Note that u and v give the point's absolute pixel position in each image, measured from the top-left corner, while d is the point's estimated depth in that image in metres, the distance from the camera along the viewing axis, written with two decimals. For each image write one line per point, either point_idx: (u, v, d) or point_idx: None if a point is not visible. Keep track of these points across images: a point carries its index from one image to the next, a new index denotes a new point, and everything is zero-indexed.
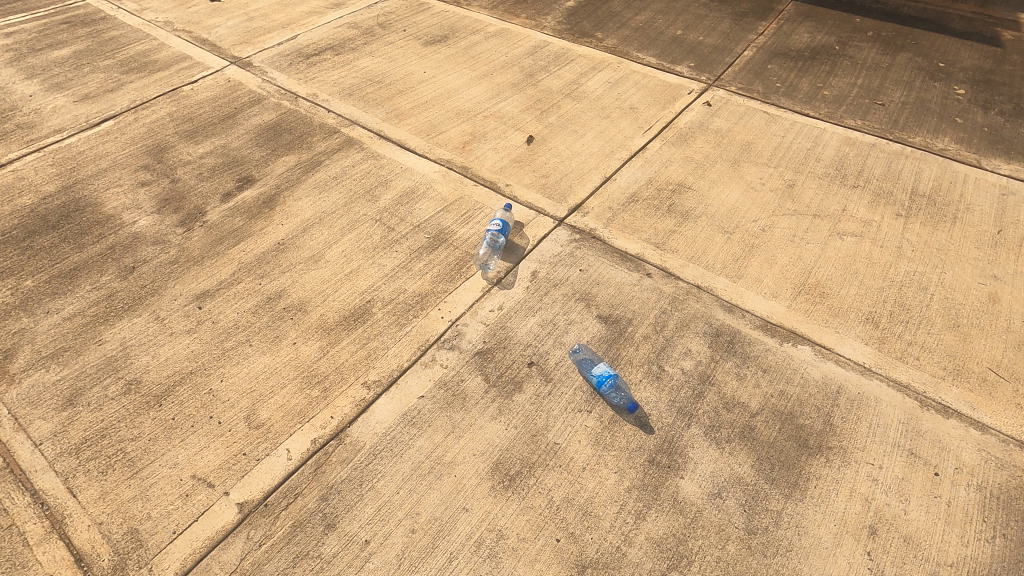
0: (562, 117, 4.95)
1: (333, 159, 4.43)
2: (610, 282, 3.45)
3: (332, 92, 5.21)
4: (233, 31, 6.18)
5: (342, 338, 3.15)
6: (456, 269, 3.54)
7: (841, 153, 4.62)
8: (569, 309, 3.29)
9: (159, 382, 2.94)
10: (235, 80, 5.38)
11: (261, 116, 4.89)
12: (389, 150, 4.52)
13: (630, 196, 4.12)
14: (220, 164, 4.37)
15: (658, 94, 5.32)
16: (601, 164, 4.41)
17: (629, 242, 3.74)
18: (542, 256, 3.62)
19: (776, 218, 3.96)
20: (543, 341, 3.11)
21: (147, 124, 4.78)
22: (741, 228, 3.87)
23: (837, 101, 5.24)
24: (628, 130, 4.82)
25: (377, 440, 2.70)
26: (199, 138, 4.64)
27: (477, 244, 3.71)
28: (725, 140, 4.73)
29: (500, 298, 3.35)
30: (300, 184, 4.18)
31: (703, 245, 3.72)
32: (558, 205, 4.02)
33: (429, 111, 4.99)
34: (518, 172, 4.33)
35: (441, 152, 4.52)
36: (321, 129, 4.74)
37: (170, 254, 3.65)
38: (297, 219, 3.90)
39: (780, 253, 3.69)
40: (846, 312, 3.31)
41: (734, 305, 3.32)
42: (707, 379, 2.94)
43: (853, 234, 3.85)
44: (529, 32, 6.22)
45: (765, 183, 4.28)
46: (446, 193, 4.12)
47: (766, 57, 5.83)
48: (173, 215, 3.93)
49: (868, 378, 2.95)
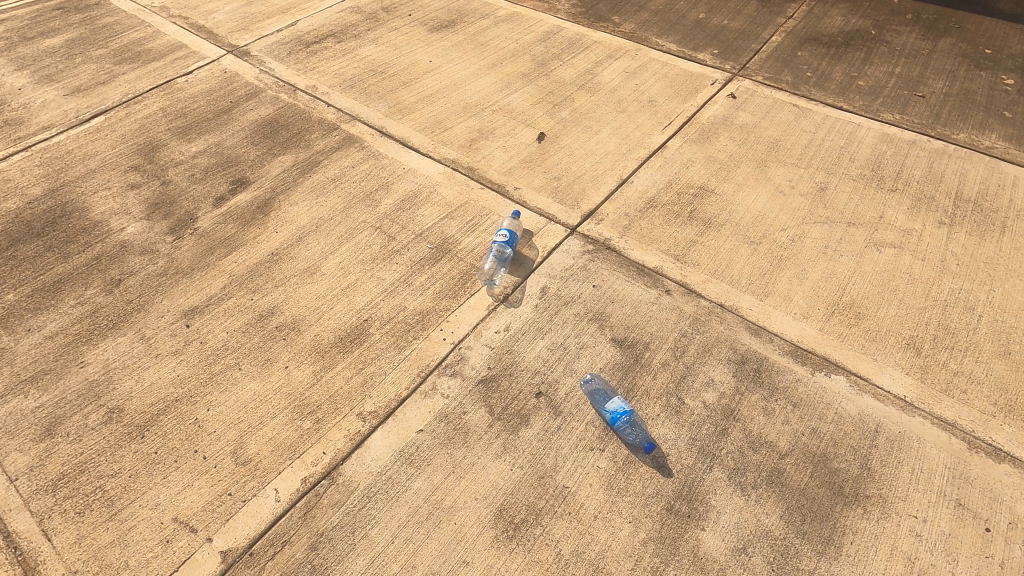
0: (575, 111, 4.64)
1: (332, 159, 4.17)
2: (626, 300, 3.19)
3: (332, 84, 4.93)
4: (230, 17, 5.89)
5: (337, 363, 2.95)
6: (461, 283, 3.30)
7: (878, 152, 4.28)
8: (581, 331, 3.04)
9: (143, 411, 2.77)
10: (232, 71, 5.12)
11: (257, 111, 4.64)
12: (391, 149, 4.25)
13: (648, 200, 3.83)
14: (213, 165, 4.14)
15: (679, 85, 4.97)
16: (617, 165, 4.11)
17: (647, 253, 3.47)
18: (552, 270, 3.36)
19: (807, 226, 3.66)
20: (552, 368, 2.88)
21: (138, 120, 4.54)
22: (769, 238, 3.58)
23: (873, 93, 4.86)
24: (646, 126, 4.50)
25: (372, 481, 2.51)
26: (192, 136, 4.40)
27: (483, 256, 3.46)
28: (751, 137, 4.40)
29: (507, 318, 3.11)
30: (296, 187, 3.94)
31: (726, 258, 3.44)
32: (570, 212, 3.75)
33: (433, 105, 4.70)
34: (528, 174, 4.05)
35: (446, 151, 4.25)
36: (319, 125, 4.48)
37: (157, 266, 3.44)
38: (293, 226, 3.67)
39: (811, 267, 3.39)
40: (885, 336, 3.03)
41: (761, 328, 3.05)
42: (730, 414, 2.69)
43: (891, 246, 3.54)
44: (542, 17, 5.86)
45: (794, 187, 3.96)
46: (450, 197, 3.86)
47: (795, 43, 5.43)
48: (162, 221, 3.72)
49: (910, 415, 2.69)
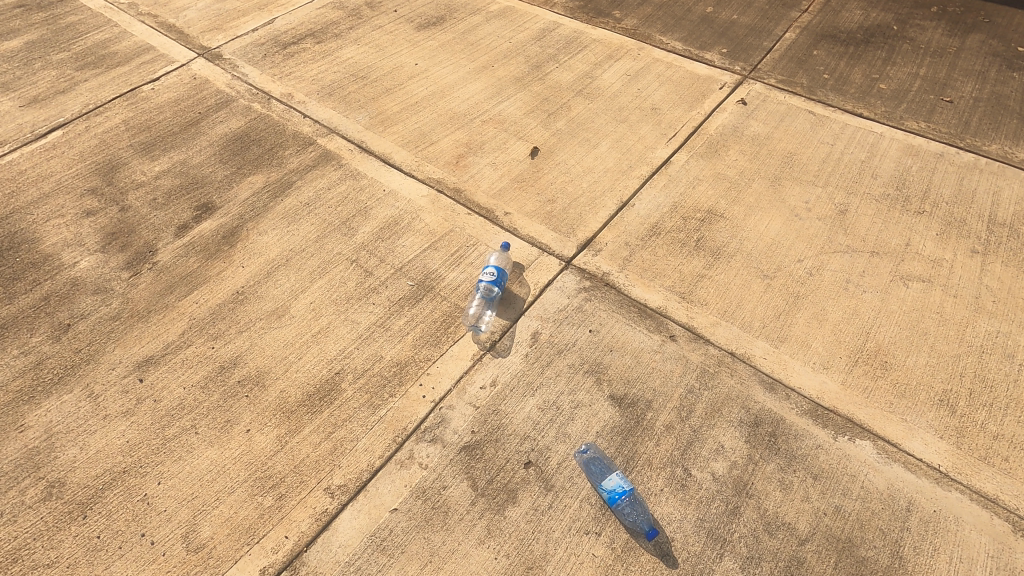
0: (571, 122, 4.27)
1: (306, 179, 3.83)
2: (626, 348, 2.87)
3: (309, 92, 4.56)
4: (203, 14, 5.48)
5: (305, 425, 2.65)
6: (443, 328, 2.99)
7: (902, 166, 3.91)
8: (576, 387, 2.73)
9: (86, 485, 2.48)
10: (202, 77, 4.75)
11: (227, 124, 4.29)
12: (371, 167, 3.91)
13: (651, 227, 3.49)
14: (176, 187, 3.80)
15: (685, 90, 4.59)
16: (617, 185, 3.77)
17: (650, 291, 3.14)
18: (545, 312, 3.04)
19: (825, 257, 3.33)
20: (543, 432, 2.58)
21: (98, 134, 4.19)
22: (784, 271, 3.25)
23: (895, 97, 4.47)
24: (649, 138, 4.14)
25: (340, 572, 2.24)
26: (155, 153, 4.05)
27: (468, 295, 3.13)
28: (763, 150, 4.04)
29: (494, 371, 2.81)
30: (266, 213, 3.61)
31: (737, 296, 3.12)
32: (565, 241, 3.41)
33: (418, 115, 4.34)
34: (520, 195, 3.71)
35: (431, 169, 3.90)
36: (294, 140, 4.13)
37: (110, 308, 3.13)
38: (260, 259, 3.35)
39: (830, 306, 3.08)
40: (916, 391, 2.71)
41: (776, 382, 2.75)
42: (743, 489, 2.40)
43: (919, 280, 3.21)
44: (537, 12, 5.44)
45: (811, 209, 3.62)
46: (434, 224, 3.52)
47: (811, 40, 5.02)
48: (118, 254, 3.40)
49: (946, 490, 2.39)
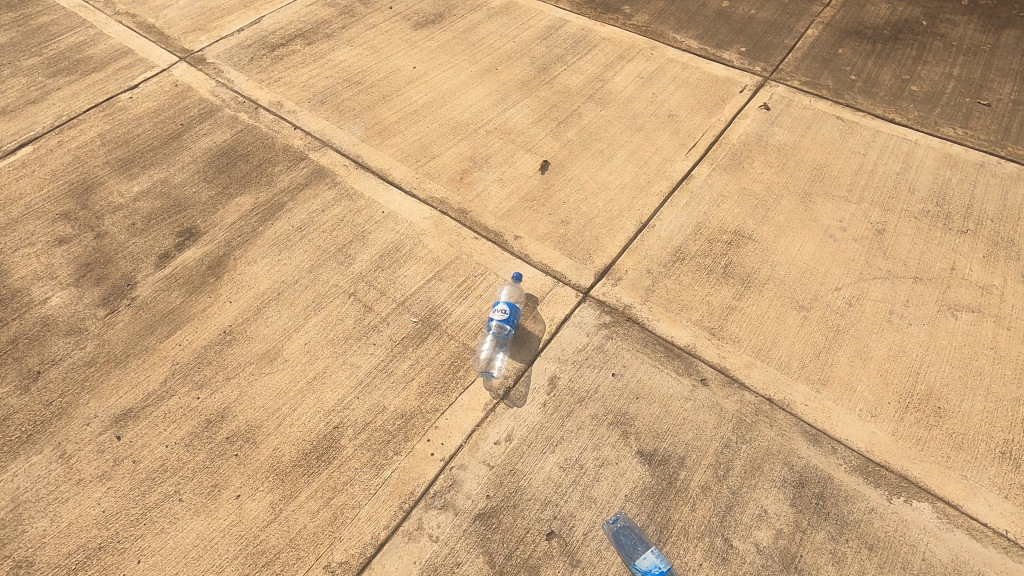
0: (583, 131, 3.96)
1: (298, 200, 3.52)
2: (654, 395, 2.62)
3: (299, 99, 4.24)
4: (184, 13, 5.12)
5: (301, 490, 2.39)
6: (452, 373, 2.72)
7: (941, 179, 3.64)
8: (600, 442, 2.48)
9: (58, 565, 2.23)
10: (184, 83, 4.42)
11: (212, 137, 3.97)
12: (368, 185, 3.60)
13: (674, 251, 3.22)
14: (157, 210, 3.50)
15: (703, 94, 4.28)
16: (636, 203, 3.48)
17: (676, 326, 2.88)
18: (562, 353, 2.77)
19: (865, 284, 3.07)
20: (566, 497, 2.33)
21: (72, 150, 3.87)
22: (821, 301, 2.99)
23: (929, 100, 4.17)
24: (667, 149, 3.84)
25: None
26: (134, 171, 3.74)
27: (478, 333, 2.86)
28: (790, 161, 3.75)
29: (509, 423, 2.55)
30: (255, 239, 3.32)
31: (771, 332, 2.86)
32: (582, 269, 3.14)
33: (418, 124, 4.02)
34: (531, 216, 3.42)
35: (433, 186, 3.60)
36: (284, 155, 3.82)
37: (84, 352, 2.84)
38: (249, 293, 3.07)
39: (874, 343, 2.82)
40: (974, 442, 2.47)
41: (820, 434, 2.50)
42: (791, 563, 2.17)
43: (968, 309, 2.95)
44: (542, 8, 5.10)
45: (847, 229, 3.34)
46: (438, 251, 3.23)
47: (835, 37, 4.70)
48: (93, 288, 3.11)
49: (1016, 561, 2.18)
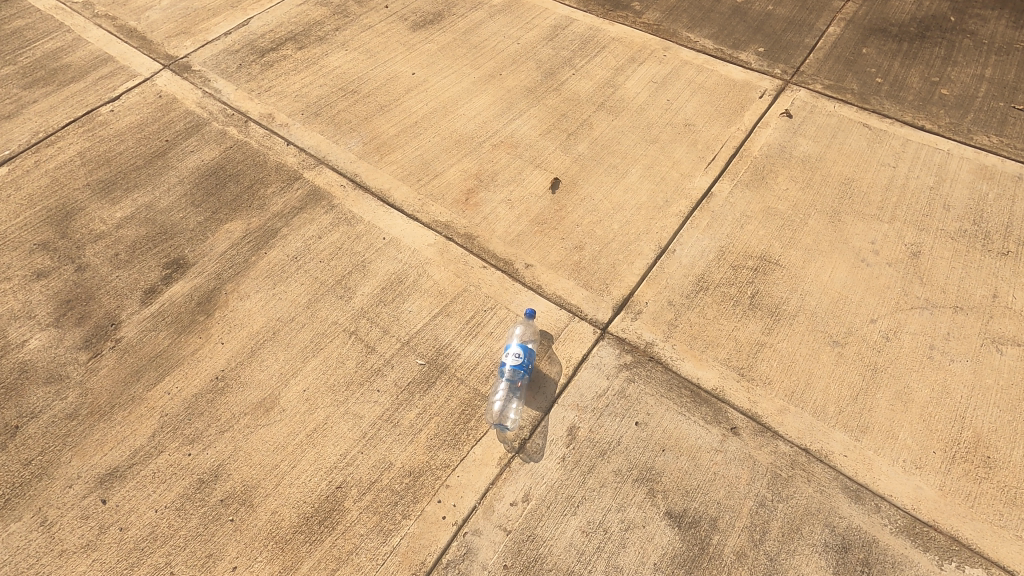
0: (594, 144, 3.72)
1: (293, 225, 3.30)
2: (681, 447, 2.43)
3: (292, 111, 3.98)
4: (167, 14, 4.82)
5: (303, 561, 2.22)
6: (462, 424, 2.52)
7: (978, 193, 3.42)
8: (625, 502, 2.30)
9: None
10: (169, 94, 4.16)
11: (199, 155, 3.73)
12: (367, 208, 3.38)
13: (697, 280, 3.01)
14: (142, 239, 3.27)
15: (721, 100, 4.02)
16: (654, 225, 3.26)
17: (702, 366, 2.68)
18: (581, 399, 2.58)
19: (902, 315, 2.87)
20: (591, 567, 2.16)
21: (51, 171, 3.63)
22: (856, 335, 2.79)
23: (961, 105, 3.93)
24: (685, 163, 3.60)
25: None
26: (116, 194, 3.50)
27: (490, 377, 2.66)
28: (816, 175, 3.52)
29: (526, 481, 2.36)
30: (247, 271, 3.10)
31: (805, 372, 2.66)
32: (599, 302, 2.93)
33: (418, 138, 3.78)
34: (542, 241, 3.20)
35: (437, 208, 3.37)
36: (277, 174, 3.58)
37: (66, 403, 2.64)
38: (243, 333, 2.86)
39: (915, 383, 2.62)
40: None
41: (862, 490, 2.32)
42: None
43: (1013, 343, 2.76)
44: (546, 5, 4.81)
45: (880, 252, 3.13)
46: (444, 282, 3.02)
47: (859, 36, 4.43)
48: (74, 329, 2.89)
49: None
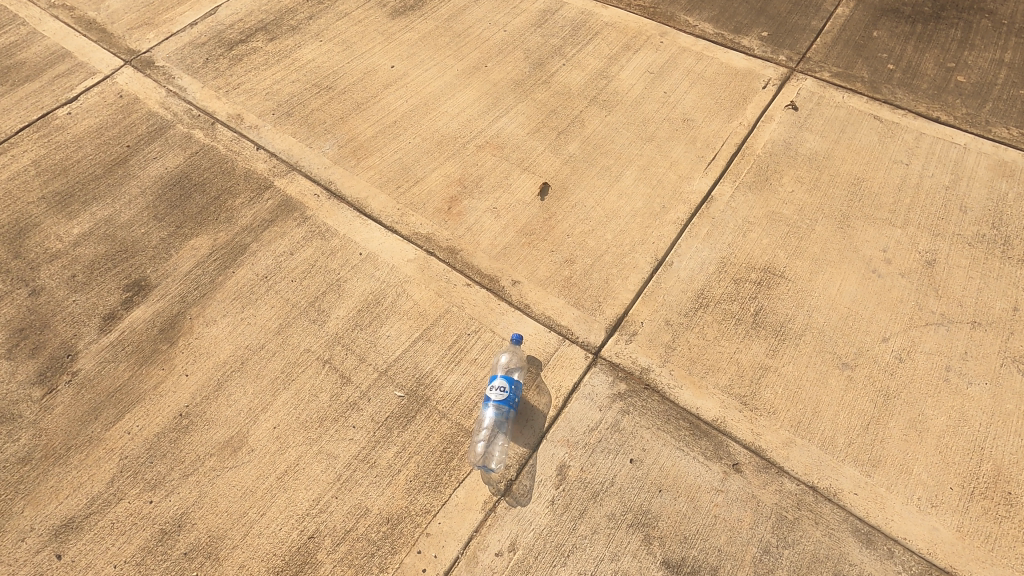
0: (586, 144, 3.47)
1: (262, 240, 3.07)
2: (680, 487, 2.26)
3: (262, 111, 3.72)
4: (129, 3, 4.49)
5: None
6: (444, 464, 2.35)
7: (996, 193, 3.19)
8: (619, 550, 2.14)
9: None
10: (131, 93, 3.87)
11: (162, 162, 3.47)
12: (342, 220, 3.15)
13: (696, 296, 2.80)
14: (100, 258, 3.05)
15: (721, 91, 3.75)
16: (650, 235, 3.03)
17: (701, 395, 2.49)
18: (572, 433, 2.40)
19: (916, 333, 2.67)
20: None
21: (3, 183, 3.39)
22: (867, 356, 2.60)
23: (978, 94, 3.66)
24: (683, 163, 3.36)
25: None
26: (73, 207, 3.26)
27: (474, 411, 2.47)
28: (824, 175, 3.28)
29: (513, 528, 2.20)
30: (213, 293, 2.88)
31: (812, 399, 2.47)
32: (591, 322, 2.72)
33: (397, 139, 3.52)
34: (530, 254, 2.98)
35: (417, 219, 3.14)
36: (246, 183, 3.34)
37: (18, 445, 2.46)
38: (209, 363, 2.66)
39: (930, 410, 2.44)
40: None
41: (874, 533, 2.16)
42: None
43: None
44: None
45: (893, 261, 2.92)
46: (425, 302, 2.82)
47: (870, 17, 4.13)
48: (28, 362, 2.70)
49: None
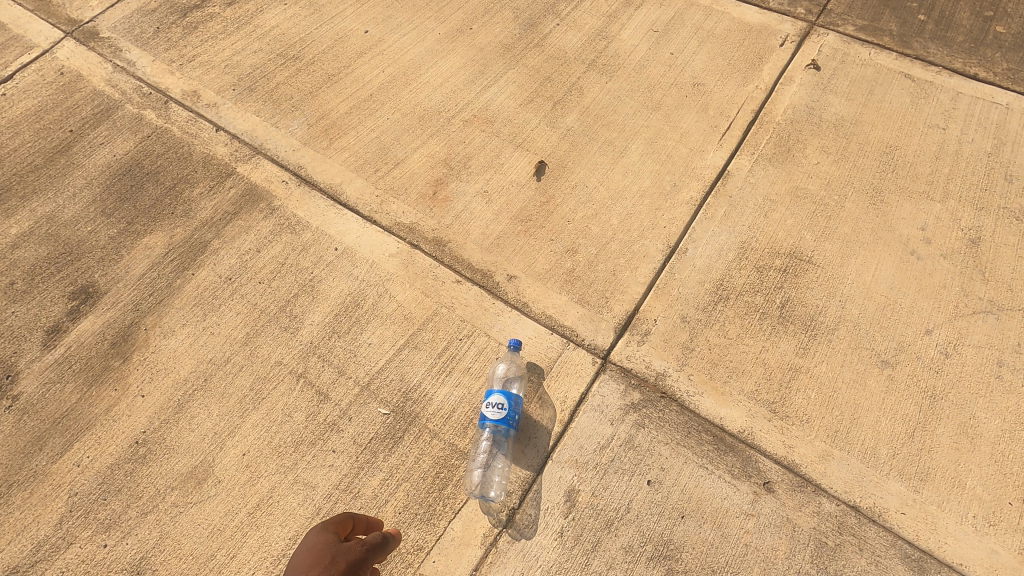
0: (586, 115, 3.09)
1: (225, 236, 2.72)
2: (704, 512, 2.00)
3: (221, 87, 3.30)
4: None
5: None
6: (438, 492, 2.07)
7: None
8: None
9: None
10: (73, 69, 3.44)
11: (110, 148, 3.08)
12: (314, 211, 2.80)
13: (715, 288, 2.48)
14: (42, 261, 2.70)
15: (735, 50, 3.35)
16: (661, 218, 2.70)
17: (725, 403, 2.21)
18: (580, 453, 2.12)
19: (963, 323, 2.38)
20: None
21: None
22: (910, 353, 2.31)
23: (1019, 46, 3.29)
24: (695, 135, 3.00)
25: None
26: (11, 203, 2.89)
27: (469, 429, 2.18)
28: (852, 143, 2.94)
29: (517, 565, 1.95)
30: (171, 299, 2.55)
31: (850, 404, 2.20)
32: (598, 322, 2.42)
33: (374, 115, 3.13)
34: (527, 244, 2.64)
35: (398, 207, 2.79)
36: (205, 170, 2.97)
37: None
38: (168, 381, 2.35)
39: (983, 413, 2.17)
40: None
41: (925, 559, 1.92)
42: None
43: None
44: None
45: (933, 240, 2.61)
46: (410, 303, 2.50)
47: None
48: None
49: None
